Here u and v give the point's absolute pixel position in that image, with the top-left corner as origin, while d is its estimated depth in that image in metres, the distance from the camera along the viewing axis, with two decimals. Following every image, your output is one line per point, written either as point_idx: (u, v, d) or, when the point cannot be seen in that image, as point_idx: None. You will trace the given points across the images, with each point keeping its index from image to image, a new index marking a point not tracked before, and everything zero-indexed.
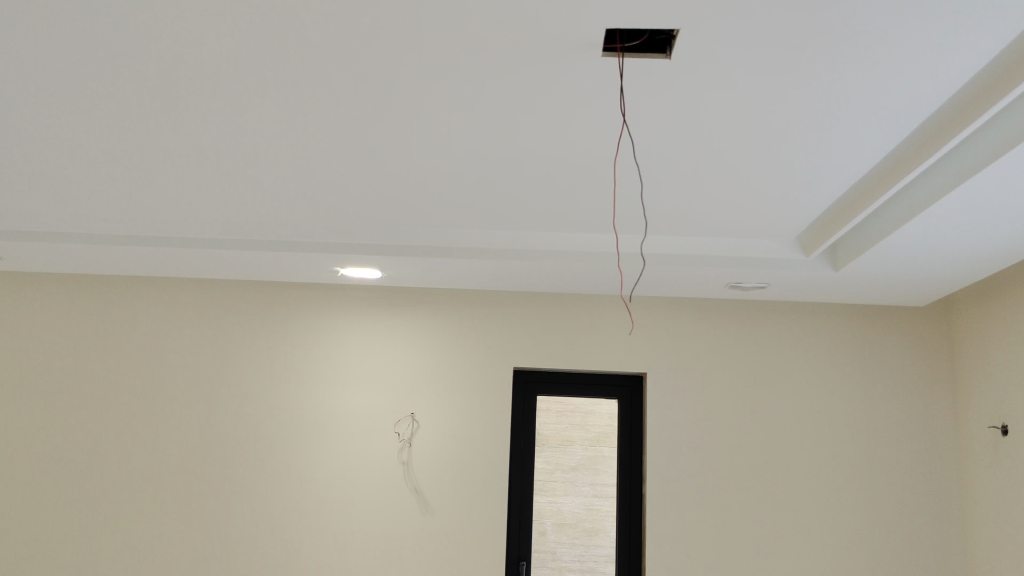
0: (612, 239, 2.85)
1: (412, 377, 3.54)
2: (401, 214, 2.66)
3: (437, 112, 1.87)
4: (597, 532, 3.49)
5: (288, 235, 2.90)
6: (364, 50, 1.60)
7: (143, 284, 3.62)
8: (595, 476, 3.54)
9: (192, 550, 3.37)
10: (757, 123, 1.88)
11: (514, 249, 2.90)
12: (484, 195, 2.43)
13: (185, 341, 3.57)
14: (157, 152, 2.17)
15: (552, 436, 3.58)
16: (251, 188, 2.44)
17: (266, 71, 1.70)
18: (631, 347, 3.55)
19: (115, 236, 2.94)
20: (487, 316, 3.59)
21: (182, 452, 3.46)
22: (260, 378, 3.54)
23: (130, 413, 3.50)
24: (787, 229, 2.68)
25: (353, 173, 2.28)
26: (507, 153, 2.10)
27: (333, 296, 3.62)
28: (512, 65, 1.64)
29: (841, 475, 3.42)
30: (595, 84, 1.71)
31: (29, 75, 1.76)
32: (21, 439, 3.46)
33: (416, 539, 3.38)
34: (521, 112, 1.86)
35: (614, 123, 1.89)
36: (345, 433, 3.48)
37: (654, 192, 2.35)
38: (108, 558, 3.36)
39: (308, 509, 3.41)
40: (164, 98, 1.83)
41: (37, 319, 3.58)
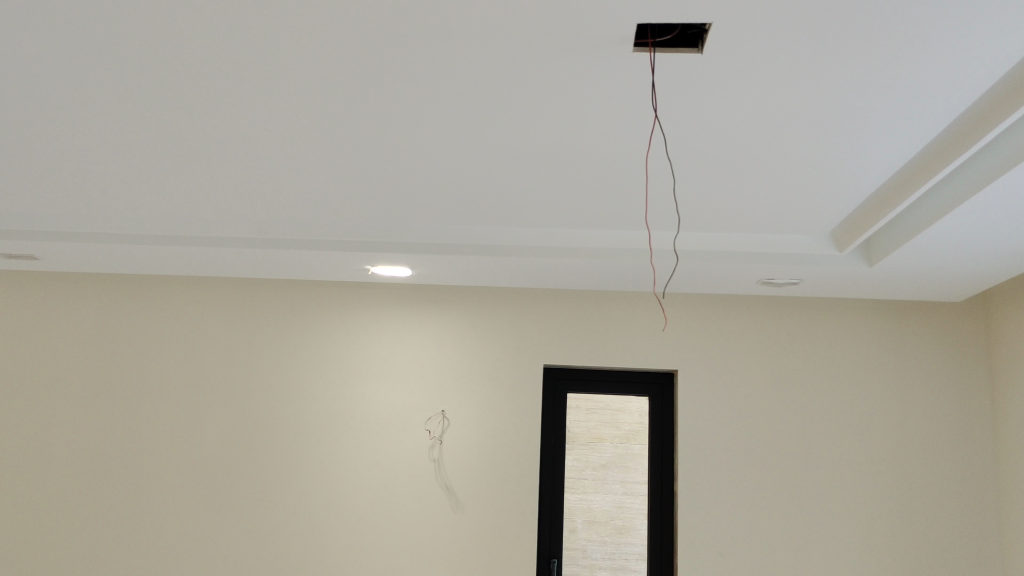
0: (642, 236, 2.83)
1: (443, 374, 3.55)
2: (431, 213, 2.67)
3: (466, 109, 1.86)
4: (628, 529, 3.49)
5: (319, 234, 2.92)
6: (394, 48, 1.61)
7: (177, 283, 3.66)
8: (625, 473, 3.53)
9: (226, 547, 3.40)
10: (790, 118, 1.86)
11: (544, 246, 2.89)
12: (514, 193, 2.43)
13: (217, 339, 3.60)
14: (189, 152, 2.18)
15: (581, 434, 3.58)
16: (282, 187, 2.45)
17: (298, 71, 1.71)
18: (663, 344, 3.53)
19: (149, 236, 2.97)
20: (518, 313, 3.59)
21: (215, 450, 3.50)
22: (290, 376, 3.56)
23: (164, 411, 3.54)
24: (820, 224, 2.65)
25: (383, 171, 2.29)
26: (537, 150, 2.09)
27: (363, 293, 3.64)
28: (543, 61, 1.63)
29: (875, 474, 3.38)
30: (627, 80, 1.70)
31: (62, 78, 1.77)
32: (57, 437, 3.52)
33: (447, 537, 3.39)
34: (552, 109, 1.85)
35: (645, 119, 1.88)
36: (374, 431, 3.50)
37: (684, 188, 2.33)
38: (143, 553, 3.41)
39: (340, 505, 3.43)
40: (195, 98, 1.84)
41: (74, 319, 3.63)
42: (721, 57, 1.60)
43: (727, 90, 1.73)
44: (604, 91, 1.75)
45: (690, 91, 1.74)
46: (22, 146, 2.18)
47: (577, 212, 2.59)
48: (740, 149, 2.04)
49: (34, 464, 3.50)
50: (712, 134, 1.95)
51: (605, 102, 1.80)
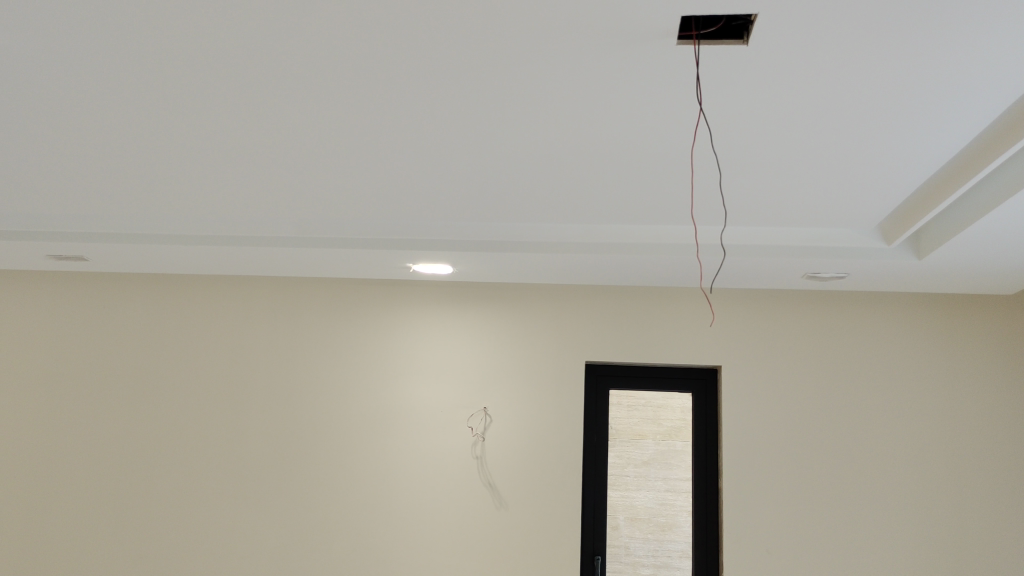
0: (686, 231, 2.81)
1: (485, 371, 3.56)
2: (473, 210, 2.67)
3: (509, 105, 1.85)
4: (670, 527, 3.49)
5: (362, 232, 2.93)
6: (436, 45, 1.60)
7: (221, 282, 3.70)
8: (667, 471, 3.56)
9: (272, 542, 3.44)
10: (836, 110, 1.83)
11: (586, 242, 2.88)
12: (557, 188, 2.42)
13: (261, 338, 3.64)
14: (234, 152, 2.20)
15: (624, 431, 3.65)
16: (326, 186, 2.47)
17: (341, 70, 1.72)
18: (707, 340, 3.50)
19: (195, 236, 3.00)
20: (559, 310, 3.58)
21: (261, 446, 3.54)
22: (333, 373, 3.59)
23: (210, 408, 3.59)
24: (868, 218, 2.60)
25: (425, 169, 2.29)
26: (580, 145, 2.08)
27: (404, 291, 3.65)
28: (584, 55, 1.62)
29: (924, 471, 3.32)
30: (671, 73, 1.68)
31: (110, 80, 1.79)
32: (108, 435, 3.58)
33: (491, 533, 3.39)
34: (594, 103, 1.83)
35: (690, 112, 1.86)
36: (417, 428, 3.51)
37: (729, 182, 2.30)
38: (192, 549, 3.45)
39: (383, 502, 3.45)
40: (239, 96, 1.86)
41: (122, 318, 3.69)
42: (768, 49, 1.57)
43: (773, 83, 1.71)
44: (647, 84, 1.73)
45: (736, 84, 1.72)
46: (70, 150, 2.22)
47: (619, 207, 2.58)
48: (785, 142, 2.02)
49: (85, 460, 3.57)
50: (757, 127, 1.93)
51: (649, 96, 1.79)
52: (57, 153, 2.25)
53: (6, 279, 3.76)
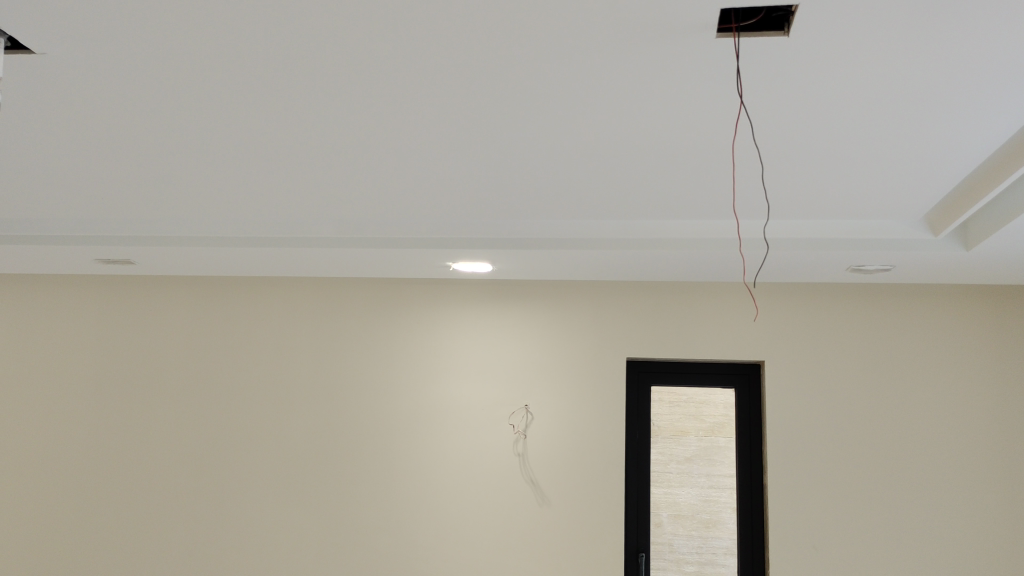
0: (727, 226, 2.78)
1: (525, 369, 3.56)
2: (512, 207, 2.67)
3: (547, 102, 1.85)
4: (715, 523, 3.44)
5: (402, 232, 2.95)
6: (473, 45, 1.60)
7: (263, 284, 3.75)
8: (711, 466, 3.49)
9: (318, 541, 3.48)
10: (880, 100, 1.80)
11: (626, 238, 2.87)
12: (596, 184, 2.41)
13: (304, 338, 3.68)
14: (275, 155, 2.23)
15: (665, 427, 3.55)
16: (366, 186, 2.49)
17: (381, 72, 1.72)
18: (750, 335, 3.46)
19: (238, 238, 3.04)
20: (599, 307, 3.56)
21: (306, 445, 3.58)
22: (376, 373, 3.62)
23: (255, 407, 3.64)
24: (913, 209, 2.56)
25: (466, 168, 2.30)
26: (619, 141, 2.06)
27: (444, 290, 3.66)
28: (622, 51, 1.61)
29: (975, 466, 3.25)
30: (711, 66, 1.66)
31: (154, 87, 1.82)
32: (157, 435, 3.65)
33: (534, 531, 3.40)
34: (633, 98, 1.82)
35: (731, 104, 1.84)
36: (460, 426, 3.53)
37: (771, 175, 2.28)
38: (240, 547, 3.51)
39: (427, 500, 3.47)
40: (278, 100, 1.87)
41: (167, 320, 3.76)
42: (809, 41, 1.55)
43: (816, 74, 1.68)
44: (687, 77, 1.72)
45: (778, 76, 1.70)
46: (117, 156, 2.26)
47: (659, 202, 2.56)
48: (829, 134, 1.99)
49: (136, 460, 3.64)
50: (800, 118, 1.90)
51: (690, 90, 1.77)
52: (103, 159, 2.29)
53: (56, 283, 3.84)
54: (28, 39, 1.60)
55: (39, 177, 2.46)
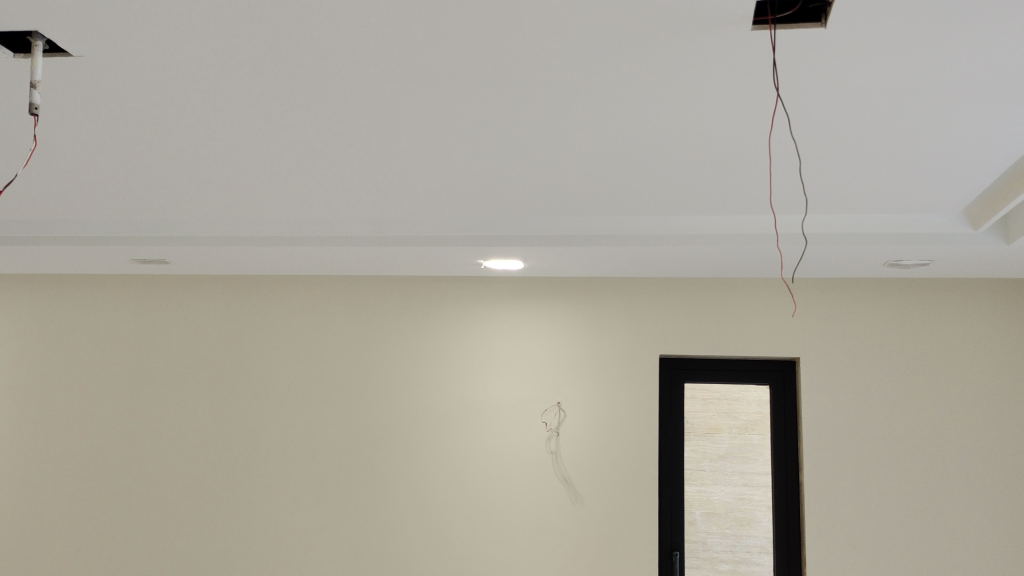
0: (761, 222, 2.76)
1: (558, 366, 3.54)
2: (544, 205, 2.67)
3: (579, 98, 1.84)
4: (749, 522, 3.42)
5: (434, 231, 2.96)
6: (504, 42, 1.59)
7: (295, 282, 3.76)
8: (745, 464, 3.46)
9: (352, 538, 3.51)
10: (920, 92, 1.76)
11: (659, 234, 2.86)
12: (628, 181, 2.39)
13: (336, 336, 3.69)
14: (308, 154, 2.24)
15: (699, 424, 3.53)
16: (397, 185, 2.49)
17: (412, 70, 1.72)
18: (785, 332, 3.42)
19: (271, 236, 3.07)
20: (632, 303, 3.53)
21: (339, 443, 3.60)
22: (408, 370, 3.63)
23: (288, 405, 3.66)
24: (952, 202, 2.51)
25: (498, 165, 2.30)
26: (652, 136, 2.05)
27: (475, 287, 3.66)
28: (656, 45, 1.59)
29: (1016, 465, 3.19)
30: (746, 60, 1.64)
31: (188, 88, 1.83)
32: (194, 433, 3.69)
33: (567, 529, 3.39)
34: (666, 93, 1.80)
35: (766, 98, 1.81)
36: (492, 424, 3.53)
37: (808, 169, 2.25)
38: (275, 544, 3.55)
39: (461, 498, 3.48)
40: (310, 100, 1.88)
41: (202, 319, 3.79)
42: (847, 32, 1.52)
43: (853, 66, 1.65)
44: (721, 70, 1.69)
45: (815, 68, 1.67)
46: (151, 156, 2.28)
47: (692, 198, 2.54)
48: (867, 127, 1.96)
49: (173, 458, 3.68)
50: (837, 112, 1.87)
51: (724, 84, 1.75)
52: (138, 160, 2.31)
53: (93, 282, 3.88)
54: (66, 42, 1.61)
55: (78, 179, 2.50)
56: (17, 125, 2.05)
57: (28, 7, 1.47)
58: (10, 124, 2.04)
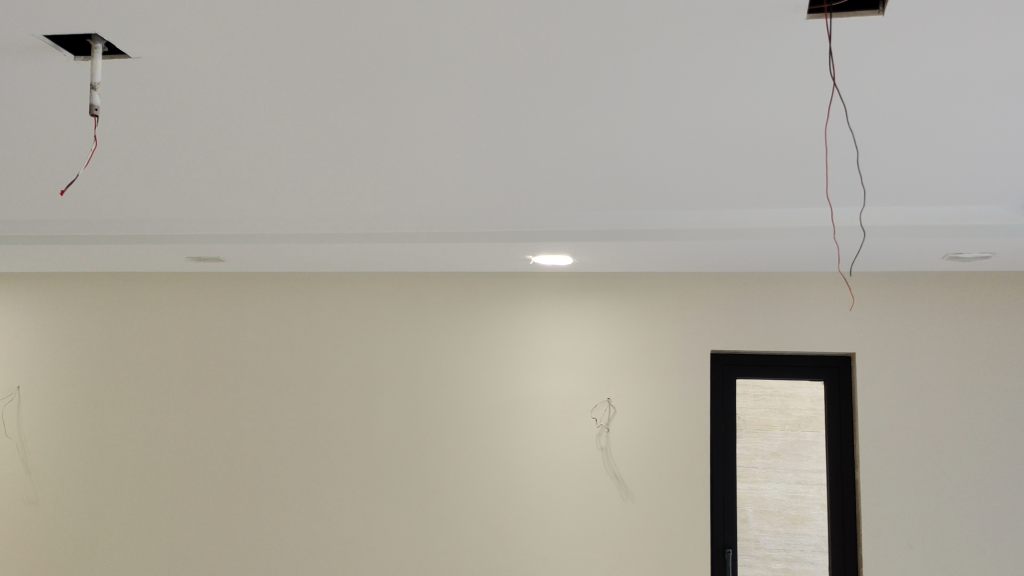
0: (815, 215, 2.70)
1: (608, 361, 3.52)
2: (594, 200, 2.65)
3: (630, 90, 1.82)
4: (803, 520, 3.38)
5: (483, 227, 2.97)
6: (551, 35, 1.57)
7: (345, 278, 3.79)
8: (798, 461, 3.42)
9: (404, 532, 3.55)
10: (984, 79, 1.70)
11: (710, 228, 2.83)
12: (679, 174, 2.36)
13: (387, 331, 3.72)
14: (359, 151, 2.26)
15: (751, 421, 3.49)
16: (447, 181, 2.50)
17: (463, 65, 1.71)
18: (840, 327, 3.35)
19: (322, 233, 3.10)
20: (682, 299, 3.49)
21: (390, 438, 3.63)
22: (459, 365, 3.64)
23: (340, 400, 3.70)
24: (1015, 193, 2.43)
25: (549, 160, 2.29)
26: (703, 128, 2.02)
27: (524, 283, 3.64)
28: (708, 34, 1.56)
29: None
30: (800, 50, 1.61)
31: (242, 87, 1.85)
32: (248, 426, 3.75)
33: (618, 524, 3.38)
34: (718, 84, 1.77)
35: (821, 88, 1.78)
36: (543, 419, 3.53)
37: (865, 159, 2.19)
38: (329, 537, 3.60)
39: (511, 494, 3.49)
40: (360, 96, 1.89)
41: (255, 315, 3.84)
42: (907, 19, 1.48)
43: (913, 53, 1.60)
44: (775, 60, 1.66)
45: (873, 57, 1.63)
46: (207, 156, 2.33)
47: (744, 191, 2.50)
48: (928, 116, 1.90)
49: (228, 451, 3.75)
50: (896, 101, 1.83)
51: (778, 75, 1.72)
52: (194, 159, 2.36)
53: (149, 280, 3.96)
54: (124, 44, 1.65)
55: (137, 179, 2.56)
56: (78, 127, 2.11)
57: (89, 11, 1.51)
58: (71, 125, 2.09)
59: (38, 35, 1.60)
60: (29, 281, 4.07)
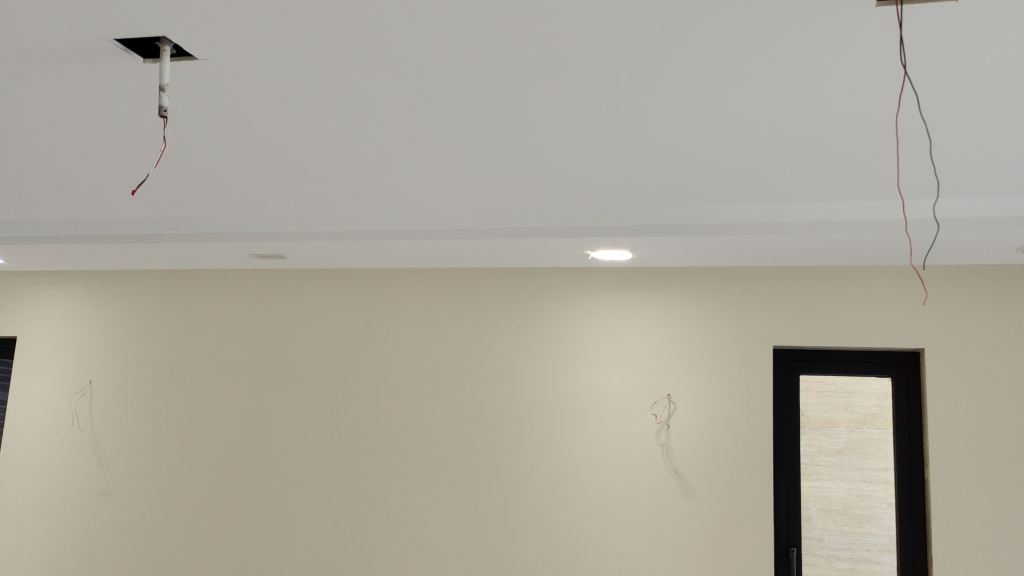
0: (881, 208, 2.64)
1: (667, 357, 3.49)
2: (652, 195, 2.63)
3: (691, 82, 1.79)
4: (868, 519, 3.31)
5: (541, 224, 2.97)
6: (611, 27, 1.55)
7: (404, 274, 3.82)
8: (863, 460, 3.35)
9: (464, 527, 3.56)
10: None
11: (774, 221, 2.77)
12: (741, 166, 2.33)
13: (445, 327, 3.74)
14: (418, 149, 2.27)
15: (814, 418, 3.42)
16: (507, 177, 2.50)
17: (522, 60, 1.70)
18: (909, 321, 3.27)
19: (382, 231, 3.13)
20: (744, 294, 3.44)
21: (450, 433, 3.65)
22: (517, 361, 3.64)
23: (400, 395, 3.74)
24: None
25: (610, 153, 2.26)
26: (767, 120, 1.98)
27: (583, 278, 3.63)
28: (774, 24, 1.52)
29: None
30: (870, 38, 1.56)
31: (305, 86, 1.87)
32: (310, 421, 3.81)
33: (679, 522, 3.35)
34: (782, 74, 1.73)
35: (891, 76, 1.72)
36: (601, 416, 3.51)
37: (936, 150, 2.13)
38: (390, 532, 3.63)
39: (570, 490, 3.48)
40: (421, 93, 1.89)
41: (316, 312, 3.90)
42: (982, 4, 1.42)
43: (989, 39, 1.55)
44: (843, 49, 1.61)
45: (948, 43, 1.56)
46: (270, 155, 2.36)
47: (808, 184, 2.45)
48: (1004, 105, 1.84)
49: (292, 446, 3.81)
50: (971, 88, 1.76)
51: (847, 65, 1.68)
52: (258, 159, 2.39)
53: (215, 277, 4.04)
54: (191, 45, 1.67)
55: (204, 179, 2.61)
56: (148, 128, 2.15)
57: (157, 12, 1.54)
58: (140, 126, 2.14)
59: (109, 38, 1.64)
60: (100, 279, 4.18)
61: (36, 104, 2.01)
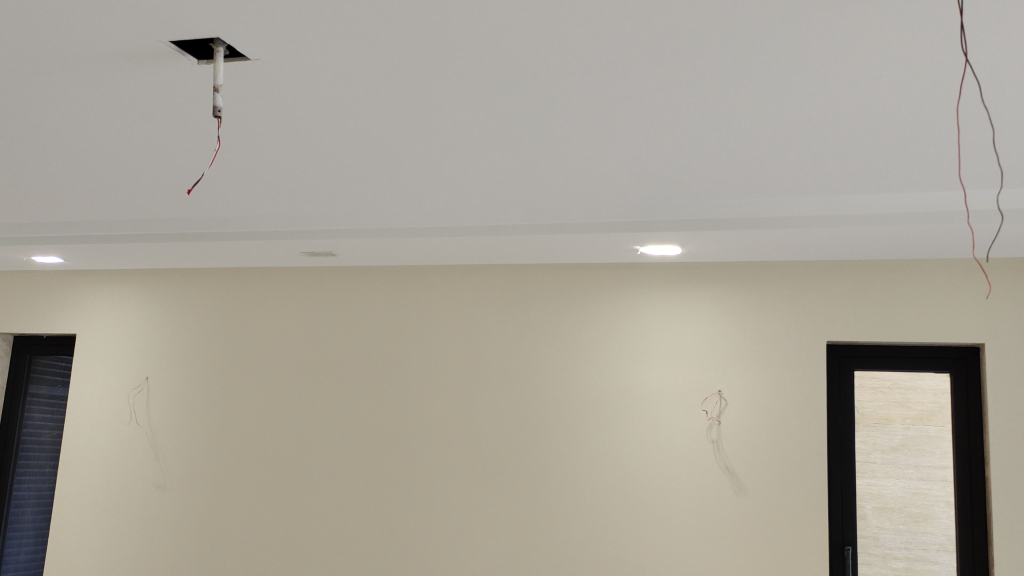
0: (940, 200, 2.58)
1: (718, 353, 3.45)
2: (703, 189, 2.61)
3: (745, 74, 1.76)
4: (926, 518, 3.24)
5: (590, 219, 2.96)
6: (663, 21, 1.54)
7: (453, 271, 3.84)
8: (920, 457, 3.28)
9: (514, 523, 3.57)
10: None
11: (827, 214, 2.72)
12: (793, 159, 2.29)
13: (494, 323, 3.75)
14: (467, 145, 2.28)
15: (868, 415, 3.35)
16: (555, 173, 2.49)
17: (572, 55, 1.70)
18: (969, 316, 3.19)
19: (430, 227, 3.15)
20: (797, 289, 3.39)
21: (499, 429, 3.66)
22: (566, 358, 3.63)
23: (449, 391, 3.76)
24: None
25: (661, 147, 2.24)
26: (821, 111, 1.95)
27: (632, 274, 3.61)
28: (830, 12, 1.49)
29: None
30: (932, 25, 1.52)
31: (356, 85, 1.88)
32: (361, 417, 3.85)
33: (731, 519, 3.31)
34: (838, 65, 1.70)
35: (953, 64, 1.68)
36: (651, 412, 3.49)
37: (999, 141, 2.07)
38: (440, 527, 3.66)
39: (620, 486, 3.47)
40: (470, 90, 1.89)
41: (366, 308, 3.93)
42: None
43: None
44: (902, 38, 1.58)
45: (1013, 29, 1.52)
46: (320, 152, 2.38)
47: (864, 175, 2.41)
48: None
49: (343, 441, 3.85)
50: None
51: (906, 53, 1.64)
52: (308, 157, 2.42)
53: (267, 275, 4.10)
54: (244, 46, 1.70)
55: (256, 178, 2.64)
56: (202, 128, 2.19)
57: (212, 14, 1.56)
58: (195, 126, 2.17)
59: (165, 41, 1.67)
60: (156, 277, 4.27)
61: (95, 106, 2.05)
